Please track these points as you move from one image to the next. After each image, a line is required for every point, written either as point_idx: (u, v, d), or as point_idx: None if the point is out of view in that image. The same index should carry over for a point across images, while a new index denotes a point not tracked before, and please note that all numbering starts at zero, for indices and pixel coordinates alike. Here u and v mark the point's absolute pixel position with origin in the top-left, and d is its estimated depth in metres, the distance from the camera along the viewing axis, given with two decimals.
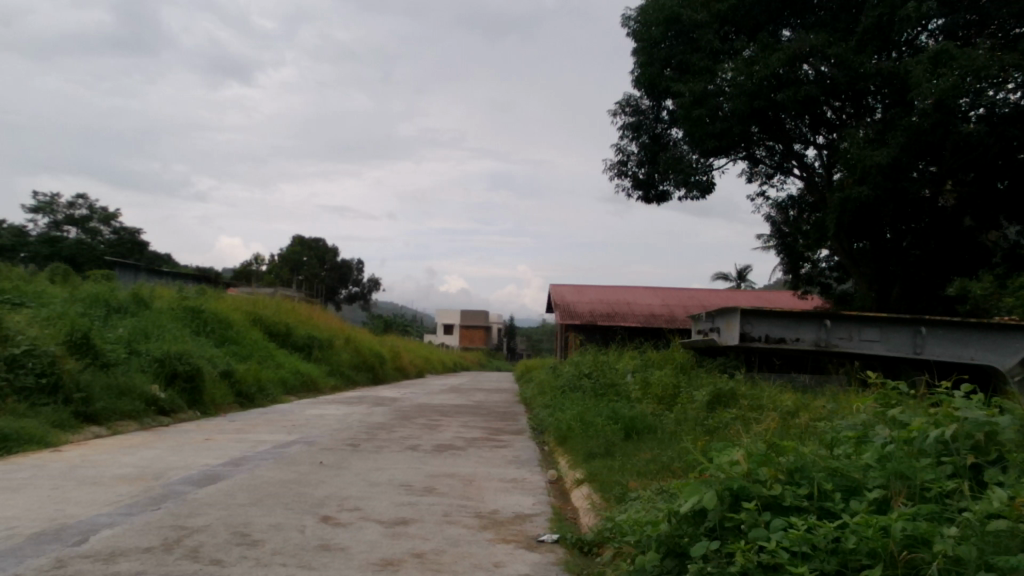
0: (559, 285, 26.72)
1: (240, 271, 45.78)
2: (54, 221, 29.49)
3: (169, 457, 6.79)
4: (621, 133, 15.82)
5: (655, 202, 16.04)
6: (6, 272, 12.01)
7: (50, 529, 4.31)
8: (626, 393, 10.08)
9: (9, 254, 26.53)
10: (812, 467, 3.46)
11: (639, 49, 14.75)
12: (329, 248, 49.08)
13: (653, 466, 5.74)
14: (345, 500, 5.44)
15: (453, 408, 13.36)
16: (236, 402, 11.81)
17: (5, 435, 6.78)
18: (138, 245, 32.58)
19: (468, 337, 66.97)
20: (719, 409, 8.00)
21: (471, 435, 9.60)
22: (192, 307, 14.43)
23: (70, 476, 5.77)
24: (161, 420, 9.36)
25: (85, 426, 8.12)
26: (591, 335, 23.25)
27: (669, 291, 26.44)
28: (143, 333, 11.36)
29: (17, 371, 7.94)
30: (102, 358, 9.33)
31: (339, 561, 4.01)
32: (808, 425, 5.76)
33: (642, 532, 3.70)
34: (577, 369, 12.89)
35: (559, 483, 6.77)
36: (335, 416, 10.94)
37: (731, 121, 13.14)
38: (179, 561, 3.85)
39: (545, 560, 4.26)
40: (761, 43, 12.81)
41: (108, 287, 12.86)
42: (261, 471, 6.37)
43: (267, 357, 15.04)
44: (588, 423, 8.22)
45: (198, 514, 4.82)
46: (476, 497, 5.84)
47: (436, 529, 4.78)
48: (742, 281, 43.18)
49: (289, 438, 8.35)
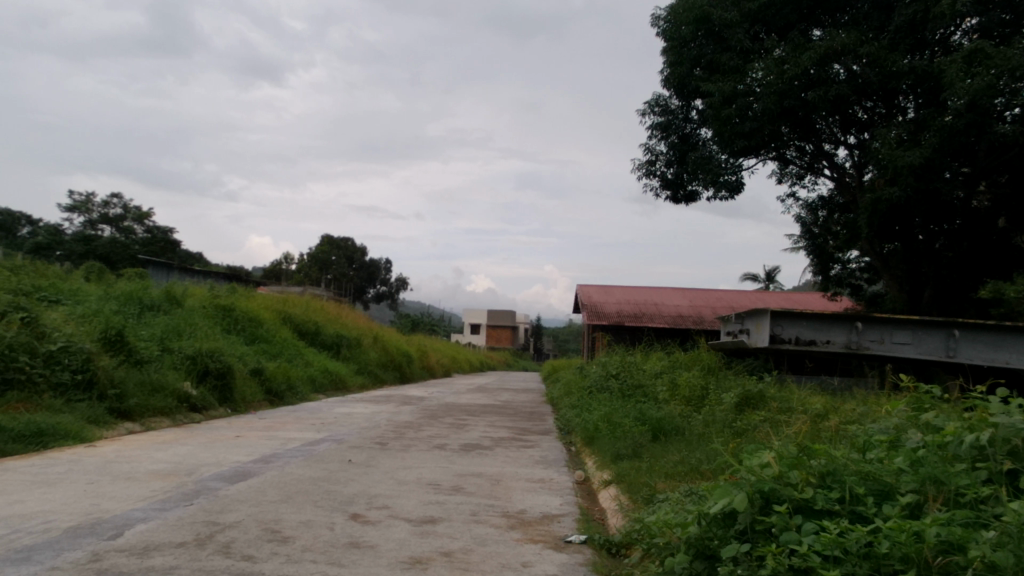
0: (587, 285, 26.65)
1: (270, 270, 46.32)
2: (88, 220, 30.52)
3: (201, 454, 6.87)
4: (649, 133, 15.76)
5: (684, 202, 15.97)
6: (42, 270, 12.21)
7: (86, 523, 4.37)
8: (654, 394, 10.05)
9: (45, 252, 27.13)
10: (844, 471, 3.43)
11: (668, 49, 14.68)
12: (359, 247, 49.41)
13: (681, 468, 5.72)
14: (374, 499, 5.48)
15: (480, 407, 13.41)
16: (267, 399, 11.92)
17: (42, 430, 6.91)
18: (171, 245, 33.11)
19: (495, 337, 67.20)
20: (747, 411, 7.96)
21: (498, 435, 9.62)
22: (223, 306, 14.59)
23: (105, 472, 5.85)
24: (192, 417, 9.48)
25: (119, 421, 8.25)
26: (619, 334, 23.22)
27: (697, 291, 26.31)
28: (175, 331, 11.51)
29: (55, 367, 8.08)
30: (136, 356, 9.46)
31: (368, 558, 4.04)
32: (838, 428, 5.73)
33: (672, 535, 3.69)
34: (604, 369, 12.87)
35: (586, 484, 6.77)
36: (364, 415, 10.98)
37: (761, 121, 13.05)
38: (211, 556, 3.89)
39: (573, 560, 4.26)
40: (792, 43, 12.69)
41: (141, 285, 13.03)
42: (291, 469, 6.42)
43: (297, 355, 15.16)
44: (616, 424, 8.21)
45: (230, 510, 4.88)
46: (504, 497, 5.86)
47: (464, 529, 4.79)
48: (771, 283, 42.87)
49: (317, 437, 8.41)
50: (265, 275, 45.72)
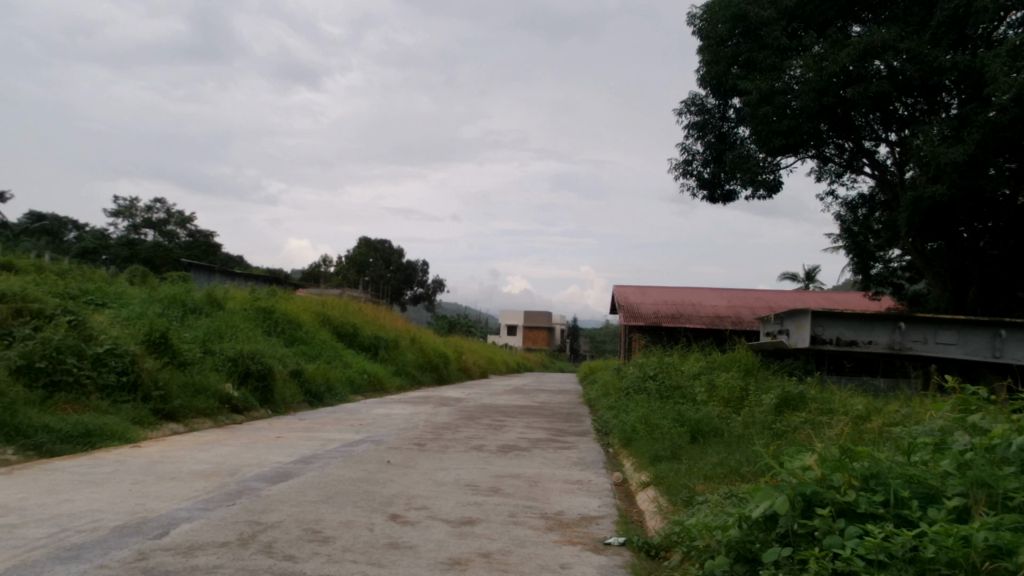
0: (624, 286, 26.55)
1: (309, 273, 46.94)
2: (132, 224, 31.67)
3: (243, 454, 6.96)
4: (685, 132, 15.66)
5: (721, 202, 15.84)
6: (89, 273, 12.50)
7: (132, 522, 4.46)
8: (692, 395, 9.97)
9: (91, 256, 27.88)
10: (888, 474, 3.38)
11: (704, 47, 14.57)
12: (396, 249, 49.75)
13: (720, 470, 5.67)
14: (413, 500, 5.52)
15: (517, 409, 13.42)
16: (306, 400, 12.06)
17: (90, 431, 7.07)
18: (212, 249, 33.71)
19: (532, 338, 67.28)
20: (788, 413, 7.88)
21: (535, 436, 9.62)
22: (263, 308, 14.82)
23: (150, 472, 5.97)
24: (234, 418, 9.62)
25: (163, 422, 8.40)
26: (656, 335, 23.09)
27: (735, 291, 26.10)
28: (217, 333, 11.71)
29: (102, 369, 8.25)
30: (179, 358, 9.63)
31: (408, 559, 4.06)
32: (881, 431, 5.63)
33: (712, 537, 3.66)
34: (642, 370, 12.80)
35: (624, 485, 6.73)
36: (402, 416, 11.05)
37: (800, 119, 12.91)
38: (254, 556, 3.94)
39: (612, 562, 4.25)
40: (831, 39, 12.52)
41: (184, 288, 13.28)
42: (331, 469, 6.49)
43: (335, 356, 15.33)
44: (654, 426, 8.17)
45: (272, 510, 4.94)
46: (542, 498, 5.86)
47: (503, 530, 4.80)
48: (810, 282, 42.32)
49: (356, 438, 8.49)
50: (304, 277, 46.31)
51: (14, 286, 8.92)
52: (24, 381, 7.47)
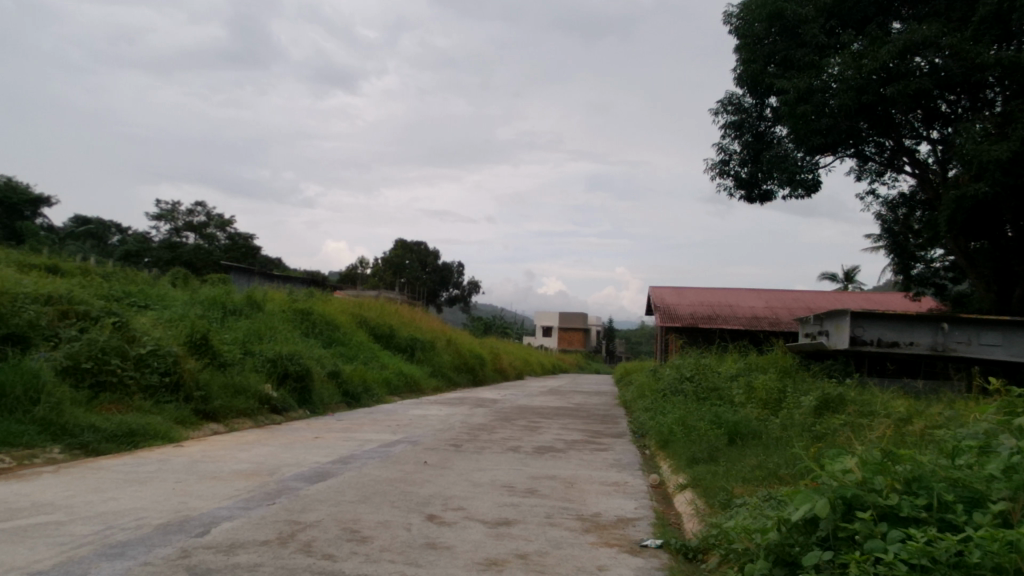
0: (660, 287, 26.39)
1: (346, 274, 47.40)
2: (174, 227, 32.31)
3: (283, 454, 7.06)
4: (722, 132, 15.54)
5: (758, 202, 15.70)
6: (133, 276, 12.74)
7: (175, 520, 4.54)
8: (729, 397, 9.88)
9: (133, 259, 29.02)
10: (932, 477, 3.33)
11: (740, 46, 14.45)
12: (432, 251, 49.95)
13: (758, 472, 5.62)
14: (449, 500, 5.55)
15: (553, 410, 13.40)
16: (344, 401, 12.16)
17: (134, 430, 7.20)
18: (252, 251, 34.15)
19: (568, 339, 67.25)
20: (828, 415, 7.77)
21: (571, 437, 9.61)
22: (301, 310, 14.98)
23: (192, 471, 6.07)
24: (273, 419, 9.73)
25: (204, 423, 8.52)
26: (693, 337, 22.91)
27: (773, 292, 25.84)
28: (257, 334, 11.87)
29: (144, 369, 8.40)
30: (220, 359, 9.79)
31: (444, 559, 4.08)
32: (923, 434, 5.54)
33: (750, 540, 3.63)
34: (678, 372, 12.72)
35: (661, 488, 6.70)
36: (438, 418, 11.08)
37: (838, 117, 12.76)
38: (293, 555, 3.99)
39: (649, 565, 4.23)
40: (870, 37, 12.35)
41: (224, 290, 13.48)
42: (368, 470, 6.55)
43: (373, 357, 15.43)
44: (691, 428, 8.11)
45: (311, 509, 5.00)
46: (578, 500, 5.85)
47: (539, 531, 4.81)
48: (850, 283, 41.78)
49: (393, 438, 8.53)
50: (341, 279, 46.77)
51: (60, 289, 9.13)
52: (70, 381, 7.63)
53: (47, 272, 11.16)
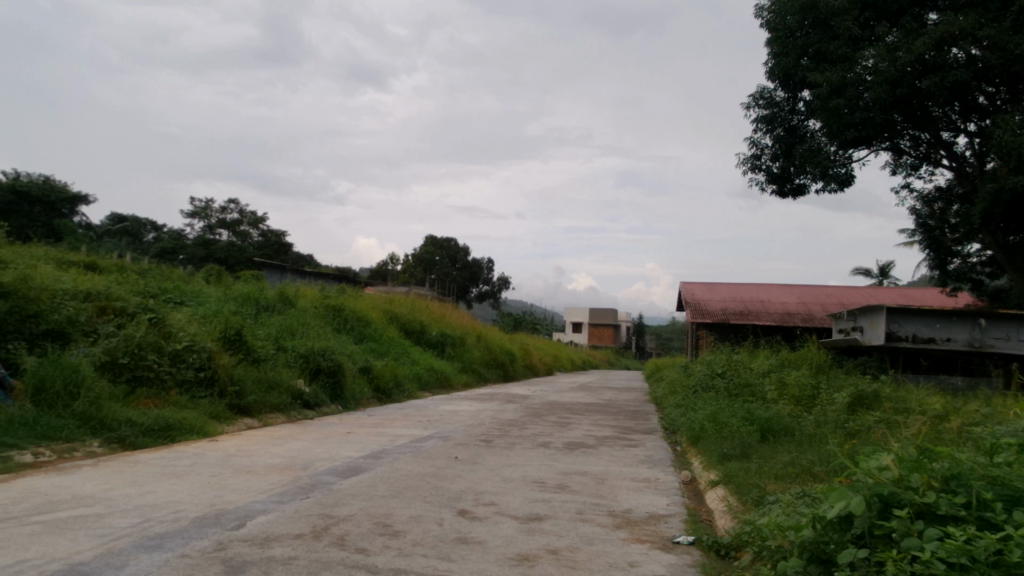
0: (691, 283, 26.23)
1: (377, 271, 47.67)
2: (208, 225, 32.79)
3: (316, 449, 7.12)
4: (754, 126, 15.39)
5: (790, 196, 15.54)
6: (168, 272, 12.93)
7: (211, 513, 4.60)
8: (762, 393, 9.82)
9: (169, 255, 29.56)
10: (970, 475, 3.28)
11: (772, 39, 14.28)
12: (461, 247, 50.05)
13: (791, 469, 5.58)
14: (481, 495, 5.56)
15: (583, 406, 13.38)
16: (375, 397, 12.23)
17: (170, 425, 7.31)
18: (284, 247, 34.36)
19: (598, 335, 67.14)
20: (862, 412, 7.68)
21: (602, 433, 9.60)
22: (333, 306, 15.11)
23: (227, 465, 6.15)
24: (306, 413, 9.82)
25: (238, 418, 8.62)
26: (724, 333, 22.77)
27: (806, 287, 25.56)
28: (289, 330, 12.01)
29: (180, 365, 8.51)
30: (253, 355, 9.91)
31: (476, 554, 4.10)
32: (960, 431, 5.48)
33: (784, 538, 3.59)
34: (709, 368, 12.64)
35: (693, 484, 6.67)
36: (468, 413, 11.11)
37: (873, 110, 12.58)
38: (327, 548, 4.02)
39: (681, 561, 4.22)
40: (905, 28, 12.13)
41: (257, 287, 13.64)
42: (400, 465, 6.59)
43: (403, 353, 15.52)
44: (723, 424, 8.08)
45: (344, 504, 5.04)
46: (609, 495, 5.85)
47: (571, 527, 4.81)
48: (884, 278, 41.22)
49: (424, 434, 8.57)
50: (371, 275, 47.09)
51: (98, 286, 9.29)
52: (108, 376, 7.75)
53: (85, 269, 11.36)
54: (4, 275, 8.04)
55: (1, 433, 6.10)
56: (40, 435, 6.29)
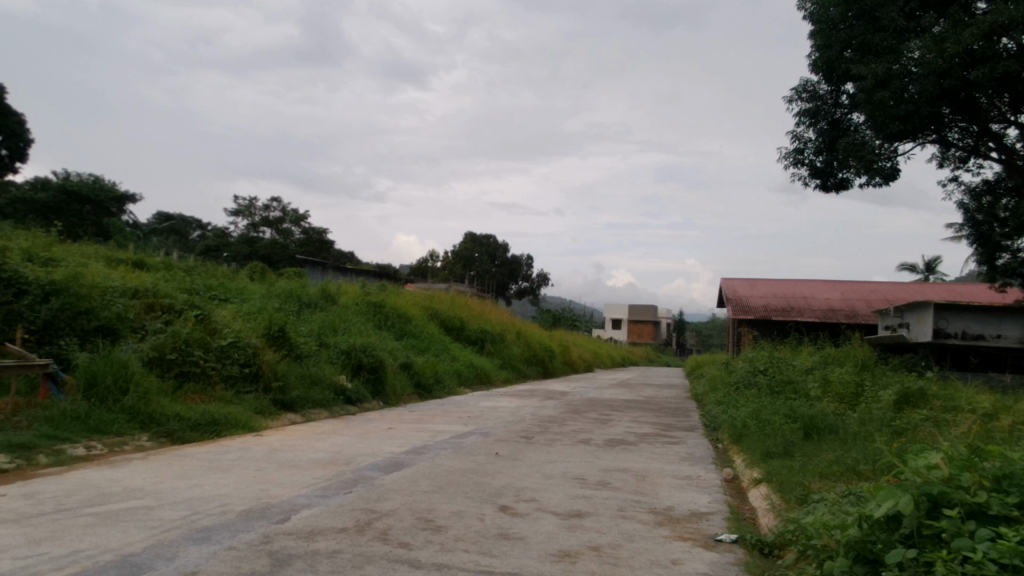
0: (732, 278, 25.95)
1: (416, 268, 47.95)
2: (252, 222, 33.37)
3: (357, 444, 7.20)
4: (796, 120, 15.19)
5: (834, 191, 15.30)
6: (213, 269, 13.15)
7: (257, 507, 4.67)
8: (804, 391, 9.70)
9: (214, 253, 30.14)
10: (1022, 475, 3.22)
11: (815, 32, 14.06)
12: (500, 244, 50.15)
13: (836, 468, 5.50)
14: (521, 491, 5.57)
15: (623, 403, 13.32)
16: (416, 393, 12.31)
17: (216, 420, 7.43)
18: (326, 244, 34.67)
19: (637, 332, 66.84)
20: (908, 410, 7.54)
21: (643, 430, 9.55)
22: (374, 303, 15.25)
23: (272, 459, 6.24)
24: (348, 409, 9.90)
25: (282, 413, 8.73)
26: (766, 330, 22.50)
27: (849, 283, 25.15)
28: (331, 327, 12.14)
29: (226, 361, 8.65)
30: (296, 351, 10.04)
31: (518, 550, 4.11)
32: (1010, 432, 5.37)
33: (830, 537, 3.54)
34: (751, 365, 12.50)
35: (735, 482, 6.60)
36: (508, 409, 11.14)
37: (919, 103, 12.34)
38: (370, 543, 4.06)
39: (725, 560, 4.18)
40: (953, 18, 11.84)
41: (300, 284, 13.82)
42: (442, 461, 6.62)
43: (443, 350, 15.58)
44: (766, 422, 7.99)
45: (386, 499, 5.08)
46: (650, 493, 5.82)
47: (613, 523, 4.80)
48: (930, 273, 40.43)
49: (465, 430, 8.61)
50: (412, 272, 47.38)
51: (146, 283, 9.47)
52: (157, 371, 7.91)
53: (134, 266, 11.61)
54: (57, 273, 8.23)
55: (54, 427, 6.26)
56: (91, 429, 6.44)
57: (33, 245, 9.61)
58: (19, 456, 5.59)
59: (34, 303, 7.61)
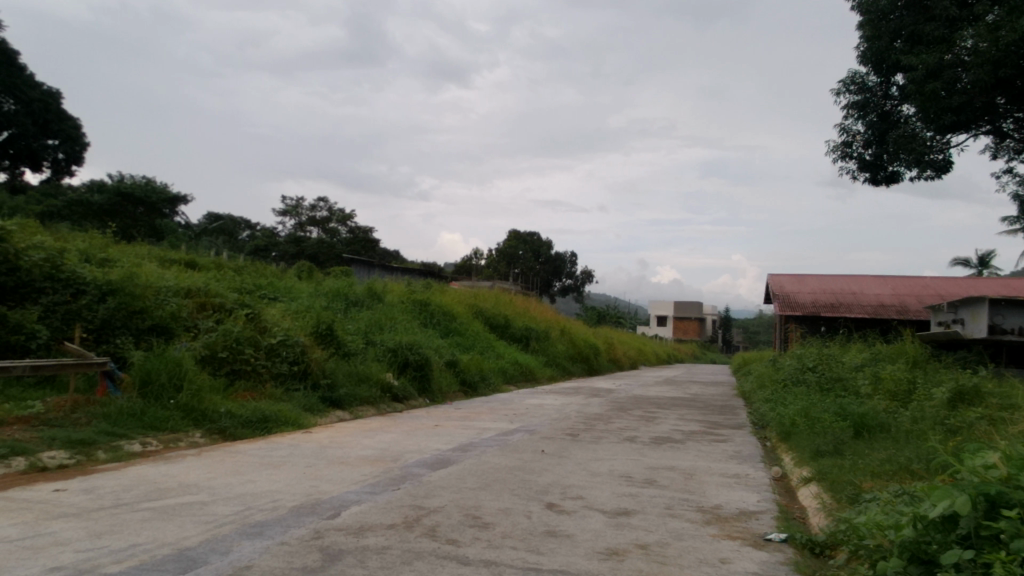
0: (780, 274, 25.55)
1: (461, 265, 48.15)
2: (299, 222, 33.98)
3: (405, 441, 7.27)
4: (845, 112, 14.91)
5: (884, 184, 15.01)
6: (262, 269, 13.36)
7: (307, 503, 4.74)
8: (855, 388, 9.53)
9: (263, 253, 30.70)
10: None
11: (864, 22, 13.79)
12: (545, 241, 50.09)
13: (889, 467, 5.40)
14: (568, 489, 5.57)
15: (669, 400, 13.24)
16: (462, 390, 12.38)
17: (267, 417, 7.56)
18: (372, 243, 34.98)
19: (682, 328, 66.25)
20: (963, 407, 7.38)
21: (690, 428, 9.48)
22: (420, 301, 15.37)
23: (321, 456, 6.32)
24: (395, 406, 9.98)
25: (330, 410, 8.82)
26: (815, 326, 22.15)
27: (901, 279, 24.61)
28: (378, 325, 12.28)
29: (275, 359, 8.80)
30: (343, 348, 10.17)
31: (566, 547, 4.11)
32: None
33: (884, 537, 3.48)
34: (800, 362, 12.30)
35: (785, 481, 6.53)
36: (554, 407, 11.13)
37: (972, 93, 12.06)
38: (419, 538, 4.10)
39: (774, 559, 4.13)
40: (1008, 6, 11.50)
41: (347, 282, 13.98)
42: (489, 458, 6.65)
43: (488, 347, 15.63)
44: (815, 420, 7.88)
45: (433, 495, 5.13)
46: (698, 491, 5.78)
47: (660, 522, 4.78)
48: (984, 268, 39.45)
49: (510, 427, 8.65)
50: (456, 270, 47.54)
51: (197, 283, 9.67)
52: (209, 369, 8.06)
53: (186, 266, 11.84)
54: (113, 273, 8.42)
55: (112, 423, 6.43)
56: (147, 425, 6.60)
57: (90, 247, 9.86)
58: (79, 451, 5.75)
59: (91, 303, 7.82)
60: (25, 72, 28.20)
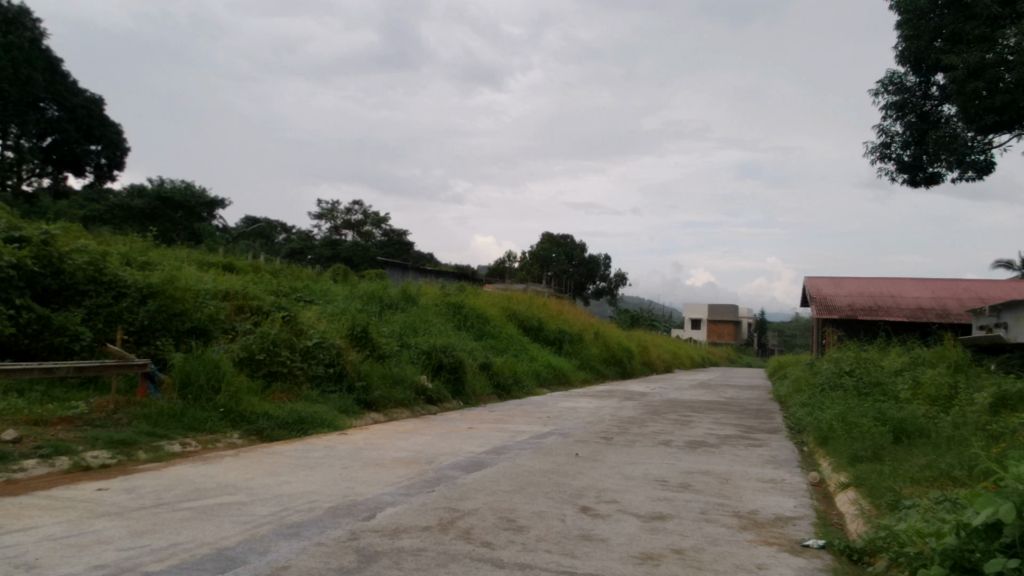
0: (817, 278, 25.27)
1: (494, 268, 48.20)
2: (335, 225, 34.42)
3: (439, 444, 7.29)
4: (883, 113, 14.71)
5: (924, 185, 14.78)
6: (299, 272, 13.49)
7: (343, 504, 4.78)
8: (894, 393, 9.38)
9: (299, 256, 31.15)
10: None
11: (904, 22, 13.64)
12: (578, 244, 49.98)
13: (929, 473, 5.31)
14: (602, 493, 5.55)
15: (704, 404, 13.12)
16: (495, 393, 12.40)
17: (303, 418, 7.64)
18: (406, 246, 35.15)
19: (717, 332, 65.66)
20: (1006, 413, 7.23)
21: (725, 432, 9.39)
22: (453, 304, 15.43)
23: (357, 458, 6.37)
24: (429, 409, 10.03)
25: (365, 411, 8.88)
26: (852, 330, 21.87)
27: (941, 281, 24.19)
28: (412, 327, 12.36)
29: (311, 361, 8.89)
30: (378, 351, 10.24)
31: (600, 551, 4.10)
32: None
33: (925, 544, 3.44)
34: (838, 365, 12.13)
35: (822, 486, 6.44)
36: (588, 410, 11.08)
37: (1016, 93, 11.75)
38: (453, 541, 4.12)
39: (812, 566, 4.09)
40: None
41: (381, 286, 14.08)
42: (522, 461, 6.65)
43: (522, 350, 15.63)
44: (852, 425, 7.77)
45: (468, 498, 5.14)
46: (734, 496, 5.73)
47: (695, 527, 4.75)
48: None
49: (544, 430, 8.63)
50: (489, 273, 47.66)
51: (236, 285, 9.81)
52: (246, 370, 8.17)
53: (224, 269, 12.00)
54: (154, 276, 8.55)
55: (153, 424, 6.54)
56: (187, 426, 6.70)
57: (131, 250, 10.04)
58: (121, 451, 5.85)
59: (132, 305, 7.97)
60: (67, 79, 28.71)
